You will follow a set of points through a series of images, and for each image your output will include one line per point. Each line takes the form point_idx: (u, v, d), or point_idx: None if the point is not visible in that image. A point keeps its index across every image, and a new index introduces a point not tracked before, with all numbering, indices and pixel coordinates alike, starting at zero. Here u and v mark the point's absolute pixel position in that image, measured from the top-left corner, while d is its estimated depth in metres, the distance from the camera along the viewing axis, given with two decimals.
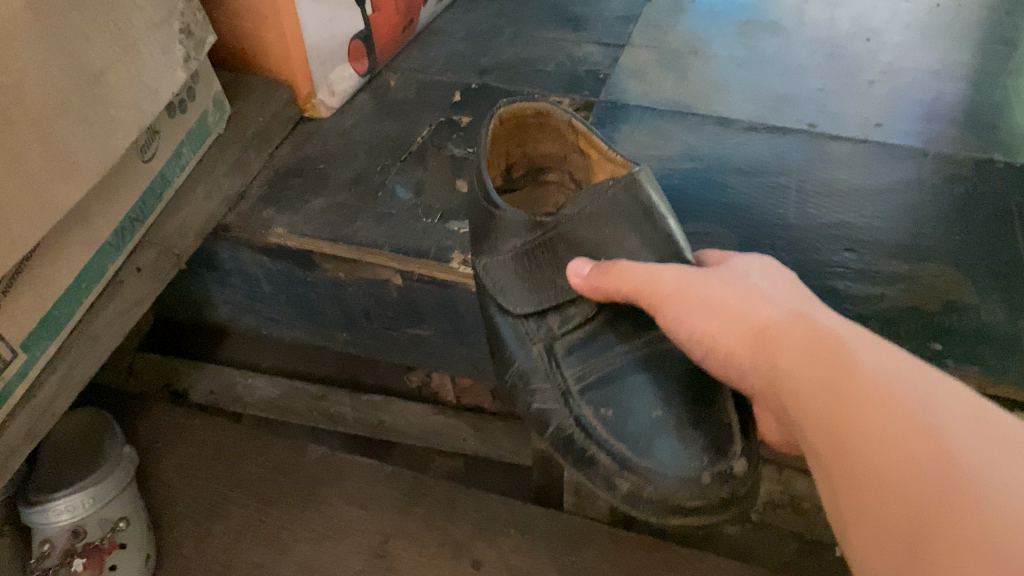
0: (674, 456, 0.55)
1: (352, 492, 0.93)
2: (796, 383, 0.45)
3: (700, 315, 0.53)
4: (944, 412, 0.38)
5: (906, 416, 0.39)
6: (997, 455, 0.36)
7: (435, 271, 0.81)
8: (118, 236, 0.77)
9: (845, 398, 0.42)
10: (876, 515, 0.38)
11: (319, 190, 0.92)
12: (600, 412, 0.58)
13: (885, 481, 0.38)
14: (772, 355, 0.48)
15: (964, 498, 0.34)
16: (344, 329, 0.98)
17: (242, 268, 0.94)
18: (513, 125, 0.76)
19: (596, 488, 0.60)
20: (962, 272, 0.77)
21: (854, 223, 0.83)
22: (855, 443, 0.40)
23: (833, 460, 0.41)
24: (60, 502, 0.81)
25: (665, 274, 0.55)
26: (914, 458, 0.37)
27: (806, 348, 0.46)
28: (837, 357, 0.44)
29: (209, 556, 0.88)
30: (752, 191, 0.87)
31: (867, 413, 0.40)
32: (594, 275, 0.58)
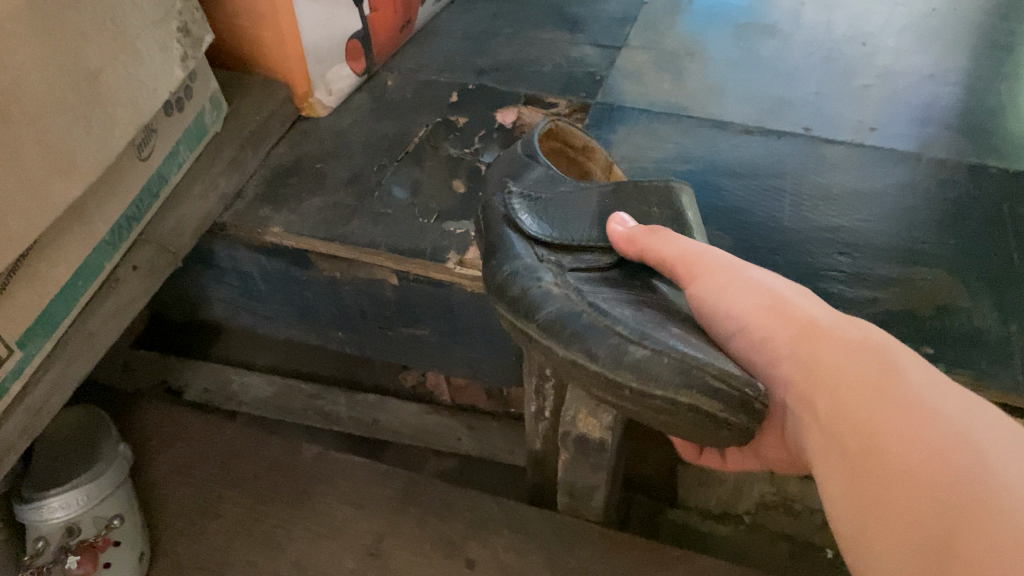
0: (697, 349, 0.51)
1: (347, 491, 0.93)
2: (832, 373, 0.47)
3: (741, 296, 0.54)
4: (986, 431, 0.40)
5: (945, 428, 0.40)
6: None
7: (431, 271, 0.82)
8: (114, 234, 0.77)
9: (886, 397, 0.43)
10: (896, 513, 0.39)
11: (316, 189, 0.92)
12: (616, 307, 0.55)
13: (915, 481, 0.39)
14: (809, 343, 0.49)
15: (994, 507, 0.36)
16: (340, 328, 0.98)
17: (238, 267, 0.94)
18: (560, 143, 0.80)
19: (581, 370, 0.52)
20: (955, 276, 0.77)
21: (848, 226, 0.83)
22: (889, 440, 0.41)
23: (860, 456, 0.42)
24: (55, 500, 0.81)
25: (707, 252, 0.58)
26: (950, 465, 0.38)
27: (853, 349, 0.47)
28: (883, 362, 0.45)
29: (203, 554, 0.88)
30: (747, 193, 0.88)
31: (906, 419, 0.41)
32: (639, 230, 0.60)
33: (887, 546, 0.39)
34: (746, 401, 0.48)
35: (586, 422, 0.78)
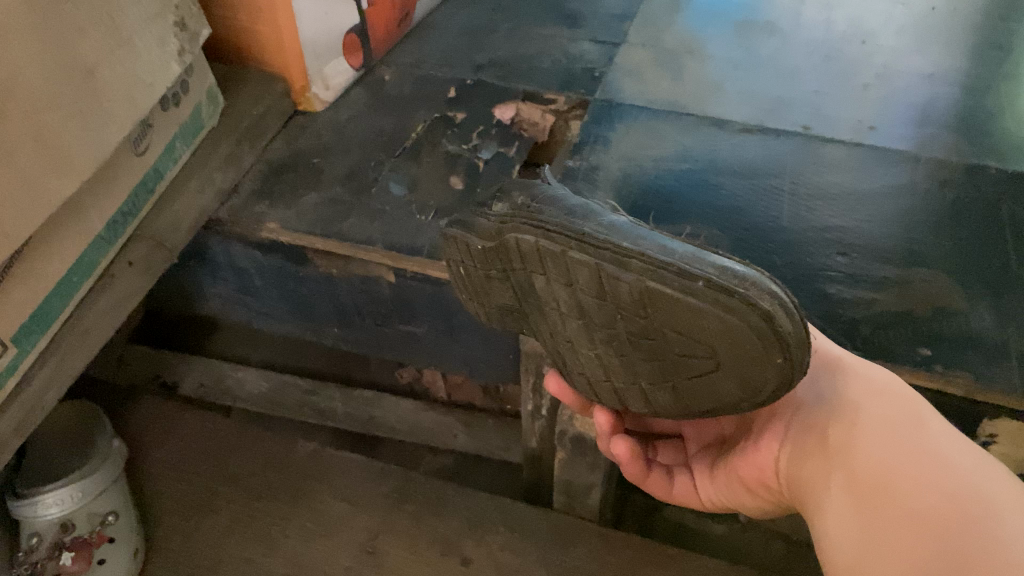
0: None
1: (342, 488, 0.92)
2: (861, 411, 0.53)
3: None
4: (993, 478, 0.45)
5: (954, 467, 0.46)
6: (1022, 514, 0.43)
7: (428, 268, 0.82)
8: (110, 230, 0.77)
9: (910, 437, 0.49)
10: (892, 525, 0.45)
11: (313, 185, 0.91)
12: None
13: (921, 504, 0.45)
14: (843, 386, 0.56)
15: (994, 536, 0.41)
16: (336, 325, 0.98)
17: (233, 263, 0.94)
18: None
19: (647, 260, 0.47)
20: (952, 278, 0.77)
21: (847, 226, 0.83)
22: (903, 469, 0.47)
23: (869, 475, 0.48)
24: (49, 496, 0.80)
25: None
26: (958, 497, 0.44)
27: (882, 395, 0.53)
28: (908, 409, 0.51)
29: (198, 551, 0.88)
30: (747, 192, 0.88)
31: (920, 452, 0.47)
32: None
33: (880, 552, 0.44)
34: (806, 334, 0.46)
35: (584, 422, 0.79)
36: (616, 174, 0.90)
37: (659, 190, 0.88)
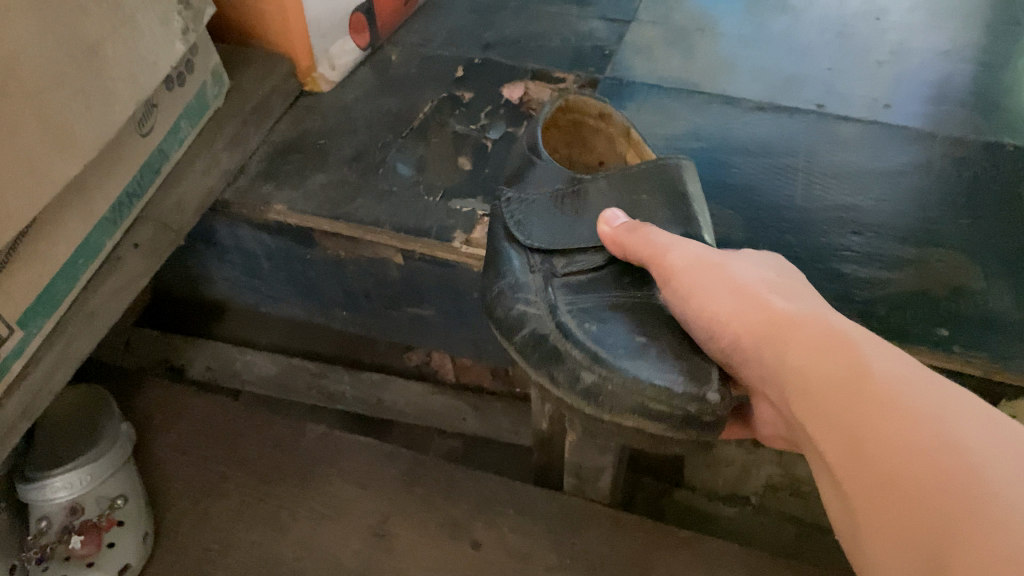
0: (647, 370, 0.55)
1: (351, 471, 0.92)
2: (809, 380, 0.46)
3: (715, 297, 0.54)
4: (967, 424, 0.40)
5: (921, 424, 0.40)
6: (1017, 469, 0.36)
7: (436, 250, 0.81)
8: (115, 211, 0.76)
9: (866, 402, 0.43)
10: (890, 519, 0.39)
11: (319, 166, 0.90)
12: (584, 326, 0.60)
13: (909, 488, 0.39)
14: (781, 346, 0.49)
15: (988, 513, 0.35)
16: (344, 308, 0.97)
17: (240, 245, 0.93)
18: (571, 120, 0.77)
19: (554, 388, 0.59)
20: (970, 257, 0.76)
21: (861, 205, 0.82)
22: (875, 446, 0.41)
23: (846, 460, 0.43)
24: (57, 480, 0.80)
25: (677, 250, 0.57)
26: (940, 469, 0.38)
27: (819, 346, 0.47)
28: (850, 357, 0.45)
29: (206, 536, 0.87)
30: (760, 171, 0.86)
31: (881, 416, 0.42)
32: (622, 228, 0.60)
33: (891, 558, 0.39)
34: (696, 417, 0.53)
35: None
36: None
37: None
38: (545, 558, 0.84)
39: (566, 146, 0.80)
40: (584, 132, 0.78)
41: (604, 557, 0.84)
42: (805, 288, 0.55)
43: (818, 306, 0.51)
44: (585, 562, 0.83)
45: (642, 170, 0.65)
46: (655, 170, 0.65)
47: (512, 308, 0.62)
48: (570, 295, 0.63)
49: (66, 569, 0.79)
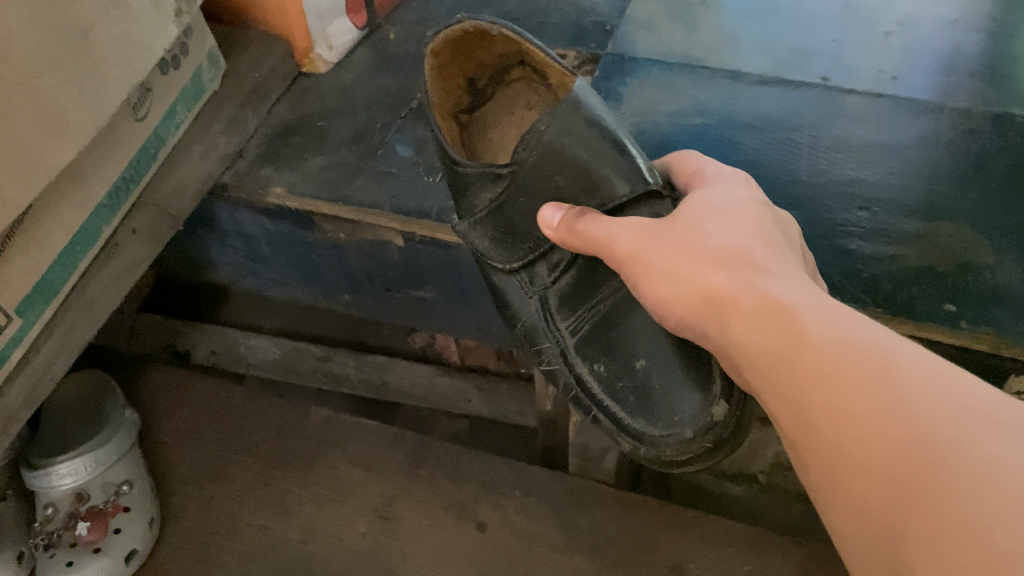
0: (664, 412, 0.58)
1: (355, 454, 0.92)
2: (755, 356, 0.45)
3: (659, 279, 0.52)
4: (910, 381, 0.38)
5: (864, 391, 0.39)
6: (965, 429, 0.36)
7: (436, 232, 0.80)
8: (112, 197, 0.75)
9: (809, 375, 0.41)
10: (847, 492, 0.39)
11: (318, 148, 0.89)
12: (595, 368, 0.63)
13: (860, 458, 0.38)
14: (726, 324, 0.47)
15: (941, 482, 0.35)
16: (346, 291, 0.97)
17: (241, 229, 0.92)
18: (450, 52, 0.71)
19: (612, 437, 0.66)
20: (978, 230, 0.74)
21: (866, 179, 0.80)
22: (823, 421, 0.40)
23: (798, 434, 0.42)
24: (63, 466, 0.81)
25: (620, 235, 0.55)
26: (889, 438, 0.37)
27: (756, 317, 0.45)
28: (788, 326, 0.44)
29: (212, 520, 0.88)
30: (764, 146, 0.85)
31: (825, 388, 0.40)
32: (561, 230, 0.59)
33: (852, 530, 0.39)
34: (720, 442, 0.57)
35: None
36: (630, 131, 0.88)
37: (673, 146, 0.85)
38: (551, 539, 0.84)
39: (467, 64, 0.73)
40: (470, 45, 0.71)
41: (610, 537, 0.83)
42: (745, 230, 0.52)
43: (753, 262, 0.49)
44: (590, 543, 0.83)
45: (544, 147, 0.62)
46: (555, 141, 0.61)
47: (539, 359, 0.68)
48: (569, 321, 0.66)
49: (73, 556, 0.80)
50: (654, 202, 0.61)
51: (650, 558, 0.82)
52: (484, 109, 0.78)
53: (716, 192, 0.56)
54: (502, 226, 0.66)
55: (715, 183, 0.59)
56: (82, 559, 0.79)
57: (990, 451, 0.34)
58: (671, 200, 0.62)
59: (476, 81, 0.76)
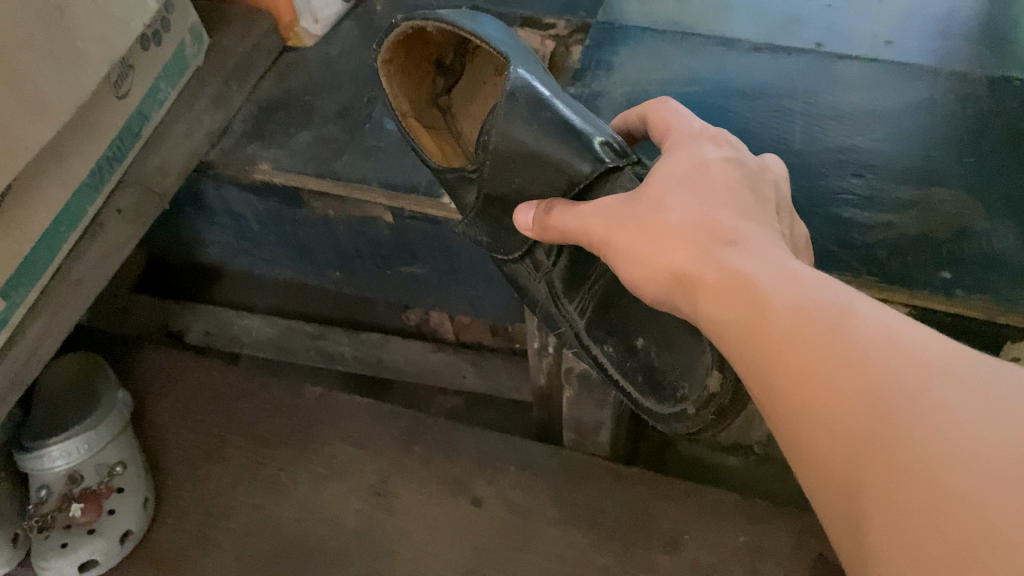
0: (672, 387, 0.59)
1: (350, 431, 0.91)
2: (719, 329, 0.43)
3: (627, 263, 0.50)
4: (866, 339, 0.36)
5: (820, 354, 0.37)
6: (921, 385, 0.33)
7: (425, 207, 0.79)
8: (96, 176, 0.74)
9: (767, 344, 0.39)
10: (808, 461, 0.37)
11: (305, 123, 0.88)
12: (606, 348, 0.65)
13: (814, 416, 0.36)
14: (692, 298, 0.45)
15: (895, 442, 0.32)
16: (337, 268, 0.96)
17: (229, 208, 0.91)
18: (403, 50, 0.70)
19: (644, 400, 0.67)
20: (974, 196, 0.73)
21: (861, 146, 0.79)
22: (782, 390, 0.38)
23: (762, 404, 0.40)
24: (55, 449, 0.81)
25: (590, 222, 0.53)
26: (844, 401, 0.35)
27: (717, 289, 0.43)
28: (746, 294, 0.41)
29: (207, 499, 0.88)
30: (757, 114, 0.84)
31: (782, 356, 0.38)
32: (540, 223, 0.58)
33: (818, 500, 0.37)
34: (727, 409, 0.56)
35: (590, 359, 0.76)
36: (620, 101, 0.86)
37: None
38: (546, 513, 0.83)
39: (426, 49, 0.72)
40: (421, 37, 0.70)
41: (604, 511, 0.83)
42: (709, 196, 0.49)
43: (716, 232, 0.46)
44: (586, 516, 0.83)
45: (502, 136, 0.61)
46: (510, 128, 0.60)
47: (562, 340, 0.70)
48: (576, 303, 0.67)
49: (68, 537, 0.80)
50: (620, 176, 0.58)
51: (645, 531, 0.81)
52: (459, 85, 0.76)
53: (677, 156, 0.53)
54: (496, 226, 0.67)
55: (681, 144, 0.55)
56: (77, 540, 0.79)
57: (948, 401, 0.32)
58: (635, 169, 0.58)
59: (444, 59, 0.75)
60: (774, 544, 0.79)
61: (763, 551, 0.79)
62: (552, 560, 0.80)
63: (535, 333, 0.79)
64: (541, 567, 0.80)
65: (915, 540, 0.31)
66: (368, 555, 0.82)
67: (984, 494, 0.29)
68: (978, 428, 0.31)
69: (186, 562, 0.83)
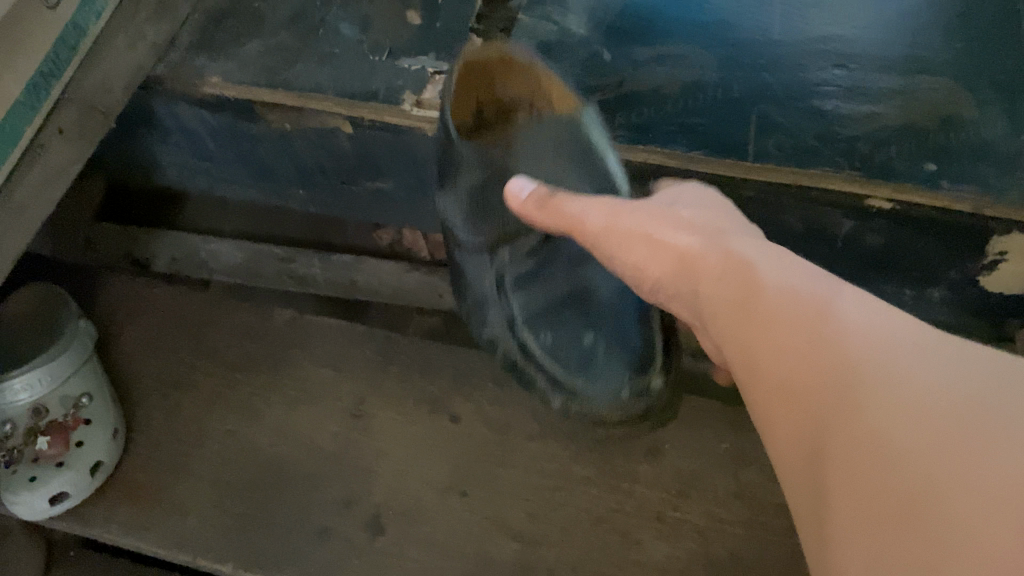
0: (606, 382, 0.68)
1: (323, 354, 0.89)
2: (713, 306, 0.47)
3: (628, 247, 0.54)
4: (845, 317, 0.40)
5: (803, 326, 0.41)
6: (888, 353, 0.37)
7: (385, 115, 0.75)
8: (30, 94, 0.70)
9: (756, 317, 0.43)
10: (777, 417, 0.41)
11: (256, 32, 0.82)
12: (539, 337, 0.70)
13: (793, 383, 0.40)
14: (693, 280, 0.50)
15: (856, 400, 0.37)
16: (301, 187, 0.92)
17: (182, 125, 0.86)
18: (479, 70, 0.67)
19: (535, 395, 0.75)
20: (962, 84, 0.69)
21: (843, 36, 0.74)
22: (766, 356, 0.42)
23: (743, 370, 0.44)
24: (18, 381, 0.76)
25: (586, 212, 0.55)
26: (818, 364, 0.39)
27: (720, 272, 0.48)
28: (746, 277, 0.46)
29: (179, 426, 0.86)
30: (735, 5, 0.78)
31: (770, 328, 0.42)
32: (528, 203, 0.57)
33: (781, 453, 0.41)
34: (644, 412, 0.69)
35: None
36: None
37: (638, 8, 0.79)
38: (525, 428, 0.82)
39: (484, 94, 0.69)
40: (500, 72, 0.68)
41: None
42: (721, 214, 0.54)
43: (718, 234, 0.51)
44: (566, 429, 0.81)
45: (537, 138, 0.66)
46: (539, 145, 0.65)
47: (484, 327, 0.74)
48: (521, 302, 0.70)
49: (35, 471, 0.77)
50: None
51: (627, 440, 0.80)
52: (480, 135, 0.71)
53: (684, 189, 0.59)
54: (479, 207, 0.65)
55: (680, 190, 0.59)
56: (45, 474, 0.77)
57: (913, 374, 0.36)
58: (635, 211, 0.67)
59: (483, 109, 0.71)
60: (755, 449, 0.79)
61: (745, 457, 0.78)
62: (532, 474, 0.79)
63: None
64: (521, 480, 0.79)
65: (867, 498, 0.35)
66: (345, 476, 0.81)
67: (933, 459, 0.33)
68: (936, 403, 0.35)
69: (160, 491, 0.82)
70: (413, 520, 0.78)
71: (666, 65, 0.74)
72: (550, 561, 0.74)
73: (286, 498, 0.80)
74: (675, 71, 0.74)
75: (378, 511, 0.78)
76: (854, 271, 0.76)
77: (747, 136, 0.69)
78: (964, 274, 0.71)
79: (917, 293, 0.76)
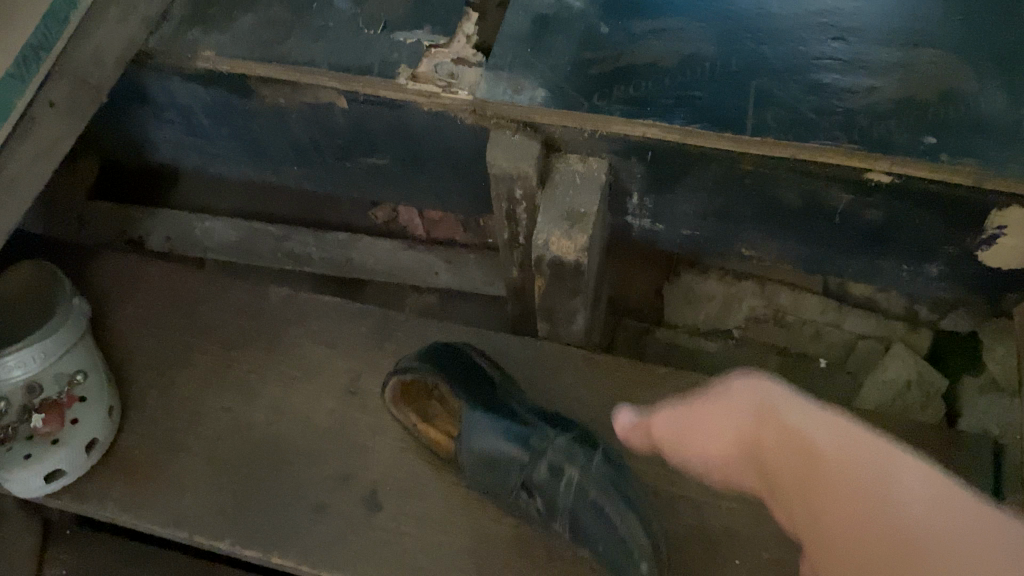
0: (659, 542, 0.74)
1: (319, 331, 0.89)
2: (773, 472, 0.56)
3: (703, 440, 0.62)
4: (901, 488, 0.48)
5: (867, 502, 0.48)
6: (924, 502, 0.46)
7: (380, 89, 0.75)
8: (20, 68, 0.69)
9: (817, 483, 0.51)
10: (839, 556, 0.51)
11: (249, 4, 0.81)
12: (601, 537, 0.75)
13: (864, 554, 0.48)
14: (759, 455, 0.56)
15: (915, 563, 0.45)
16: (296, 163, 0.91)
17: (175, 100, 0.85)
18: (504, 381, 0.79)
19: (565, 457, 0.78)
20: (962, 57, 0.69)
21: (844, 7, 0.73)
22: (833, 518, 0.50)
23: (809, 528, 0.54)
24: (10, 359, 0.75)
25: (658, 425, 0.68)
26: (884, 538, 0.47)
27: (778, 443, 0.54)
28: (798, 441, 0.53)
29: (175, 403, 0.85)
30: None
31: (834, 490, 0.50)
32: (630, 430, 0.72)
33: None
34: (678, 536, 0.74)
35: (561, 245, 0.72)
36: None
37: None
38: None
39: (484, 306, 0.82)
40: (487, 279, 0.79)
41: (580, 401, 0.81)
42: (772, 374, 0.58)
43: (771, 410, 0.56)
44: (562, 406, 0.81)
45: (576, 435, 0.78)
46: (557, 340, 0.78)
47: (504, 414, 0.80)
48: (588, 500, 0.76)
49: (30, 448, 0.77)
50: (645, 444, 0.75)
51: (624, 417, 0.80)
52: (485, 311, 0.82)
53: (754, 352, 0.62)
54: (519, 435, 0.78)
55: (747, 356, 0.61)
56: (40, 451, 0.77)
57: (955, 537, 0.44)
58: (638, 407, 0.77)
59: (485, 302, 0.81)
60: None
61: None
62: None
63: (505, 223, 0.79)
64: None
65: None
66: (342, 453, 0.81)
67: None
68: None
69: (156, 467, 0.82)
70: (410, 495, 0.78)
71: (664, 37, 0.73)
72: (546, 536, 0.75)
73: (282, 474, 0.80)
74: (674, 43, 0.73)
75: (376, 487, 0.78)
76: (851, 247, 0.76)
77: (745, 109, 0.68)
78: (962, 249, 0.71)
79: (915, 269, 0.76)
